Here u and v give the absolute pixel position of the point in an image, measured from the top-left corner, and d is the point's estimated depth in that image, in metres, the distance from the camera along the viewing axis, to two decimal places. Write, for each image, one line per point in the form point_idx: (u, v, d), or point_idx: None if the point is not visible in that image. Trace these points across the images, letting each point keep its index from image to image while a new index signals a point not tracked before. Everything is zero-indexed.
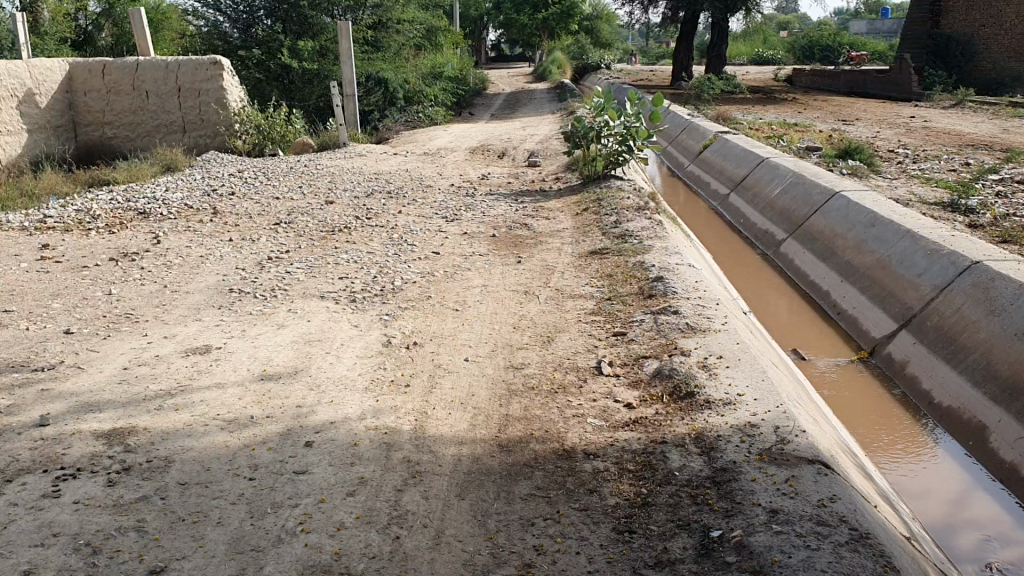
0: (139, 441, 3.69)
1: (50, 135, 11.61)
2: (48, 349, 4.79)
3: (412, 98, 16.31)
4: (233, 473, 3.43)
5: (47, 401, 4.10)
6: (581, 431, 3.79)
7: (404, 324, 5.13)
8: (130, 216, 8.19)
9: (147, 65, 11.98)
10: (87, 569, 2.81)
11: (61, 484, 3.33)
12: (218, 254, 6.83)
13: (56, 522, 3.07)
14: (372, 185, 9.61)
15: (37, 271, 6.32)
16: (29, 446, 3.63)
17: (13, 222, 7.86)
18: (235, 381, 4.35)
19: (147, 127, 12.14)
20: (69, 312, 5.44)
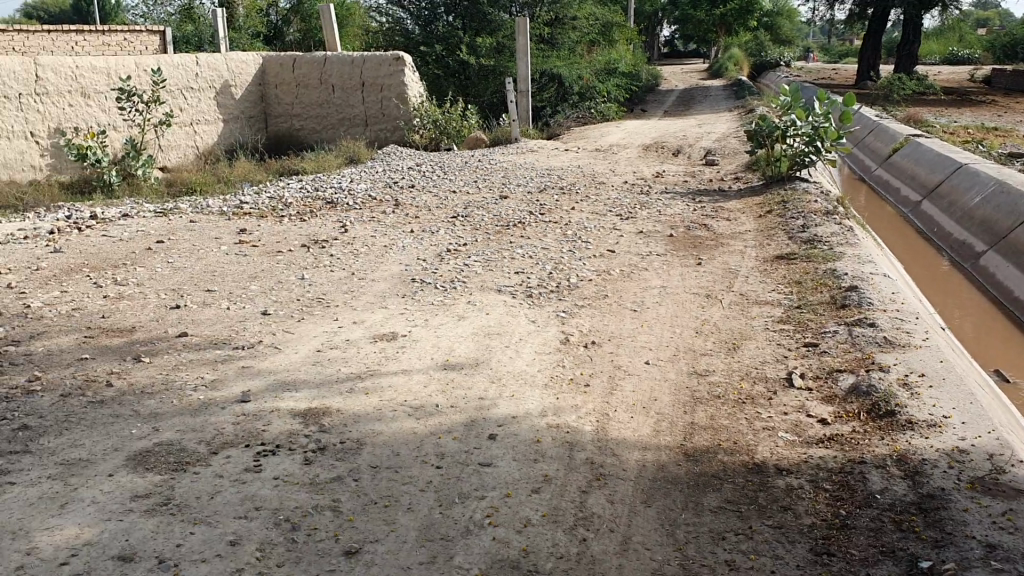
0: (333, 422, 3.81)
1: (245, 126, 12.31)
2: (246, 329, 5.04)
3: (585, 93, 16.16)
4: (421, 460, 3.48)
5: (246, 378, 4.31)
6: (771, 445, 3.64)
7: (581, 323, 5.09)
8: (318, 205, 8.56)
9: (334, 61, 12.42)
10: (287, 545, 2.92)
11: (262, 459, 3.48)
12: (399, 244, 7.03)
13: (258, 496, 3.21)
14: (546, 180, 9.64)
15: (236, 254, 6.69)
16: (234, 420, 3.82)
17: (213, 208, 8.35)
18: (420, 369, 4.44)
19: (332, 121, 12.62)
20: (265, 294, 5.72)
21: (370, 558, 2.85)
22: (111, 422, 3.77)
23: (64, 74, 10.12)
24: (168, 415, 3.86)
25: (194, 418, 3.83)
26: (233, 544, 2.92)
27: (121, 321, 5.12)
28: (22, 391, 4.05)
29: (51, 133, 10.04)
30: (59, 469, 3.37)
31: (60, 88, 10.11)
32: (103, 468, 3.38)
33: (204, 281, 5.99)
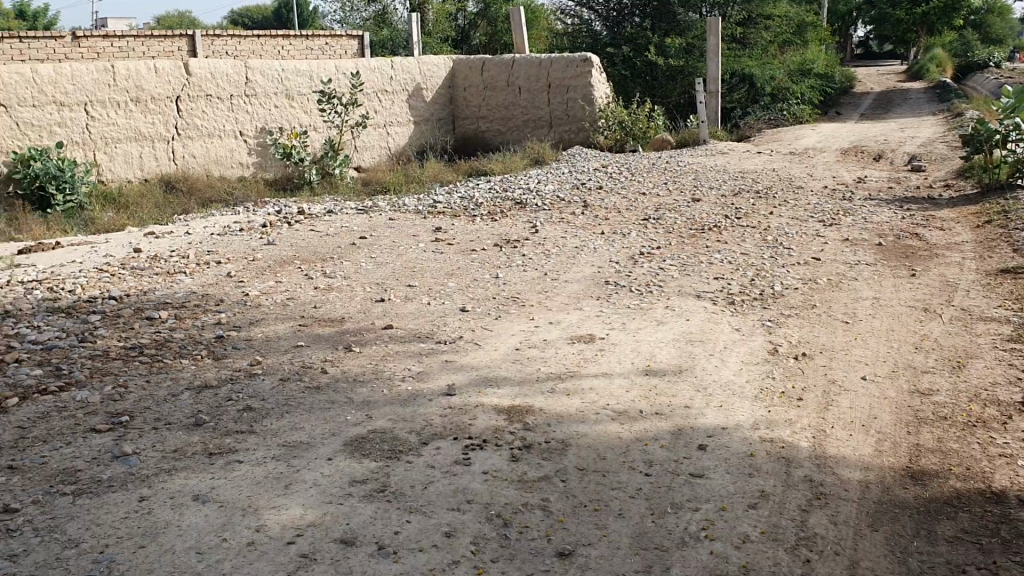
0: (537, 421, 3.81)
1: (435, 127, 12.61)
2: (448, 324, 5.14)
3: (778, 94, 15.26)
4: (629, 466, 3.42)
5: (450, 372, 4.39)
6: (1010, 473, 3.35)
7: (789, 333, 4.89)
8: (509, 205, 8.65)
9: (523, 62, 12.35)
10: (500, 541, 2.93)
11: (470, 453, 3.51)
12: (591, 246, 6.99)
13: (469, 489, 3.24)
14: (739, 184, 9.36)
15: (432, 251, 6.85)
16: (441, 412, 3.88)
17: (409, 206, 8.61)
18: (621, 372, 4.38)
19: (517, 122, 12.51)
20: (463, 292, 5.82)
21: (584, 562, 2.82)
22: (327, 408, 3.91)
23: (272, 77, 10.66)
24: (378, 403, 3.97)
25: (404, 408, 3.92)
26: (448, 536, 2.95)
27: (330, 312, 5.32)
28: (245, 374, 4.26)
29: (258, 132, 10.64)
30: (282, 450, 3.50)
31: (267, 90, 10.64)
32: (322, 452, 3.49)
33: (405, 276, 6.16)
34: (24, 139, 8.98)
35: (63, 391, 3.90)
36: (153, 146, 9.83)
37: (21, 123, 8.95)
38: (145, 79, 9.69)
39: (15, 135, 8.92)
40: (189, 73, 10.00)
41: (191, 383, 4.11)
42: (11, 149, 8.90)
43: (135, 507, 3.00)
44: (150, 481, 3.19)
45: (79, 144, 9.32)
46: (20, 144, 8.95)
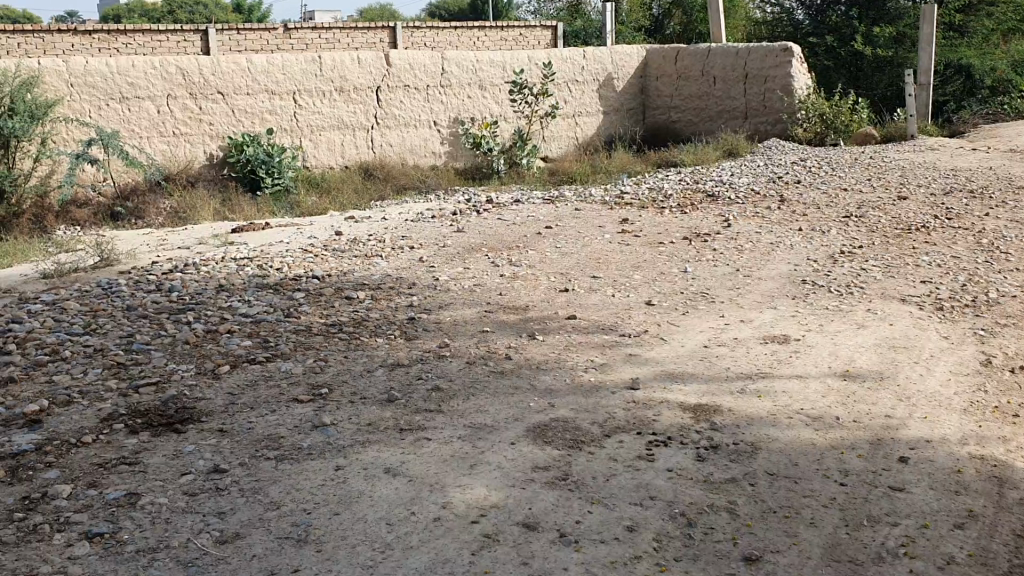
0: (725, 422, 3.71)
1: (625, 118, 12.40)
2: (633, 317, 5.09)
3: (998, 88, 13.86)
4: (822, 474, 3.27)
5: (635, 365, 4.34)
6: None
7: (1005, 344, 4.53)
8: (700, 198, 8.48)
9: (719, 51, 11.75)
10: (685, 540, 2.87)
11: (655, 449, 3.46)
12: (786, 243, 6.73)
13: (653, 485, 3.19)
14: (950, 182, 8.77)
15: (620, 242, 6.81)
16: (624, 406, 3.84)
17: (597, 197, 8.60)
18: (816, 375, 4.20)
19: (710, 113, 11.92)
20: (650, 285, 5.75)
21: (772, 570, 2.72)
22: (512, 393, 3.96)
23: (466, 68, 10.82)
24: (563, 392, 3.99)
25: (588, 399, 3.92)
26: (631, 530, 2.92)
27: (516, 300, 5.40)
28: (434, 355, 4.38)
29: (452, 122, 10.80)
30: (467, 431, 3.56)
31: (461, 81, 10.81)
32: (507, 436, 3.53)
33: (592, 267, 6.16)
34: (239, 125, 9.63)
35: (269, 361, 4.14)
36: (353, 135, 10.28)
37: (237, 111, 9.60)
38: (348, 69, 10.13)
39: (231, 122, 9.59)
40: (389, 64, 10.36)
41: (385, 360, 4.26)
42: (228, 135, 9.57)
43: (330, 476, 3.13)
44: (345, 452, 3.31)
45: (287, 131, 9.90)
46: (236, 131, 9.61)
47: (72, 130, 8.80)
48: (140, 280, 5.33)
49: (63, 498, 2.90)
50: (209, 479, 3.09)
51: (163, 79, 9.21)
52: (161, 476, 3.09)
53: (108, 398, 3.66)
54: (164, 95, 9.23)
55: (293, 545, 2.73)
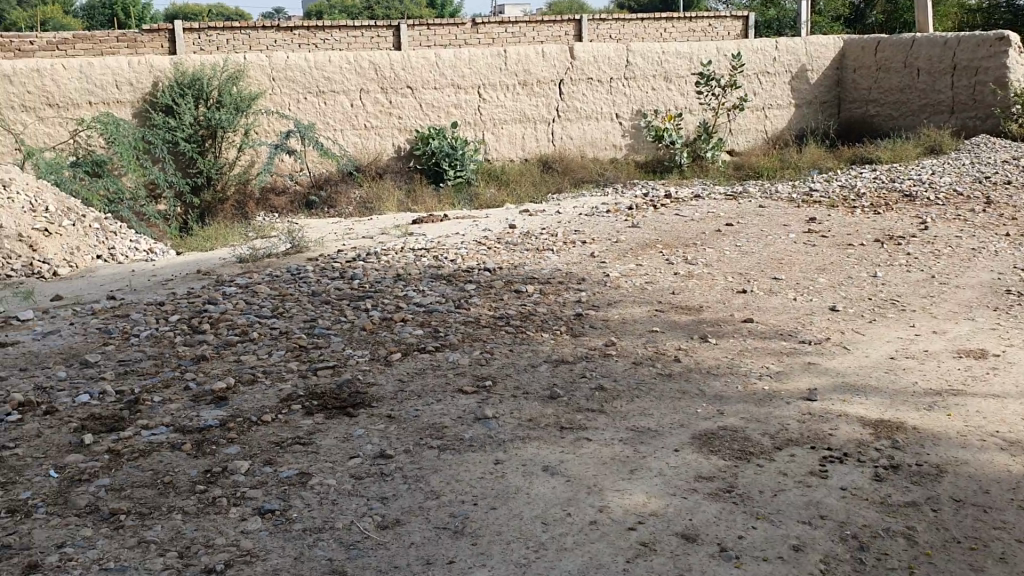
0: (908, 441, 3.46)
1: (819, 111, 11.62)
2: (814, 324, 4.85)
3: None
4: (1017, 505, 3.00)
5: (812, 375, 4.13)
6: None
7: None
8: (895, 198, 7.99)
9: (924, 41, 10.76)
10: (856, 565, 2.69)
11: (828, 466, 3.26)
12: (991, 249, 6.22)
13: (824, 504, 3.00)
14: None
15: (805, 243, 6.51)
16: (797, 418, 3.66)
17: (783, 194, 8.26)
18: (1016, 396, 3.85)
19: (912, 107, 10.96)
20: (834, 289, 5.46)
21: None
22: (678, 397, 3.85)
23: (652, 60, 10.50)
24: (732, 399, 3.85)
25: (759, 408, 3.76)
26: (797, 549, 2.75)
27: (690, 299, 5.26)
28: (601, 353, 4.33)
29: (634, 115, 10.60)
30: (630, 435, 3.47)
31: (646, 73, 10.52)
32: (670, 442, 3.42)
33: (773, 268, 5.92)
34: (426, 119, 9.87)
35: (438, 351, 4.20)
36: (535, 128, 10.30)
37: (424, 104, 9.85)
38: (533, 63, 10.11)
39: (419, 115, 9.84)
40: (573, 57, 10.24)
41: (550, 357, 4.25)
42: (415, 129, 9.85)
43: (490, 470, 3.11)
44: (506, 447, 3.28)
45: (471, 125, 10.06)
46: (423, 124, 9.86)
47: (273, 122, 9.26)
48: (324, 268, 5.57)
49: (241, 474, 2.95)
50: (376, 464, 3.09)
51: (357, 74, 9.53)
52: (331, 457, 3.11)
53: (288, 379, 3.76)
54: (358, 89, 9.55)
55: (451, 536, 2.70)
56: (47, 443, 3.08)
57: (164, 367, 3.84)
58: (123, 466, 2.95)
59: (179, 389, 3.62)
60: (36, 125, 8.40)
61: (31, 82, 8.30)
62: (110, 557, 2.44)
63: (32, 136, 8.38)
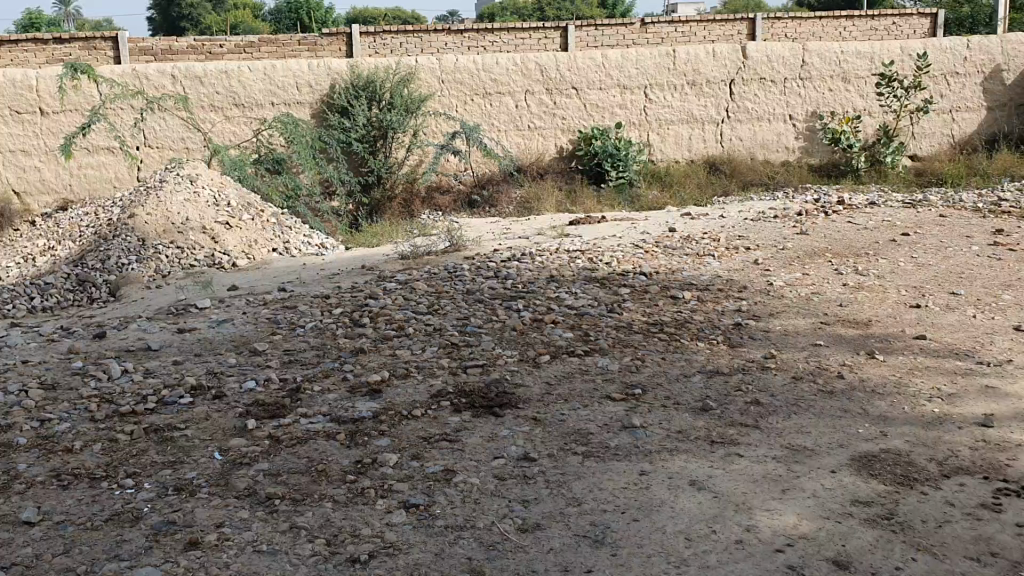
0: None
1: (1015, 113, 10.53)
2: (994, 343, 4.51)
3: None
4: None
5: (989, 399, 3.84)
6: None
7: None
8: None
9: None
10: None
11: (1002, 499, 3.01)
12: None
13: (995, 540, 2.77)
14: None
15: (989, 257, 6.08)
16: (970, 445, 3.41)
17: (967, 203, 7.77)
18: None
19: None
20: (1020, 307, 5.06)
21: None
22: (838, 416, 3.67)
23: (830, 59, 10.06)
24: (899, 421, 3.62)
25: (927, 432, 3.52)
26: None
27: (858, 313, 5.00)
28: (757, 366, 4.18)
29: (809, 116, 10.18)
30: (784, 453, 3.32)
31: (823, 73, 10.09)
32: (827, 462, 3.25)
33: (951, 282, 5.56)
34: (590, 119, 9.81)
35: (588, 355, 4.18)
36: (703, 129, 10.05)
37: (589, 105, 9.79)
38: (703, 63, 9.87)
39: (584, 115, 9.79)
40: (745, 57, 9.93)
41: (704, 367, 4.14)
42: (579, 129, 9.80)
43: (634, 480, 3.03)
44: (652, 457, 3.21)
45: (636, 125, 9.92)
46: (587, 125, 9.80)
47: (440, 123, 9.46)
48: (481, 266, 5.65)
49: (389, 466, 3.02)
50: (519, 466, 3.09)
51: (524, 75, 9.58)
52: (476, 456, 3.14)
53: (439, 375, 3.84)
54: (523, 90, 9.62)
55: (591, 545, 2.64)
56: (214, 426, 3.27)
57: (324, 358, 4.00)
58: (281, 452, 3.09)
59: (337, 379, 3.75)
60: (224, 124, 8.92)
61: (219, 83, 8.81)
62: (264, 540, 2.54)
63: (219, 134, 8.91)
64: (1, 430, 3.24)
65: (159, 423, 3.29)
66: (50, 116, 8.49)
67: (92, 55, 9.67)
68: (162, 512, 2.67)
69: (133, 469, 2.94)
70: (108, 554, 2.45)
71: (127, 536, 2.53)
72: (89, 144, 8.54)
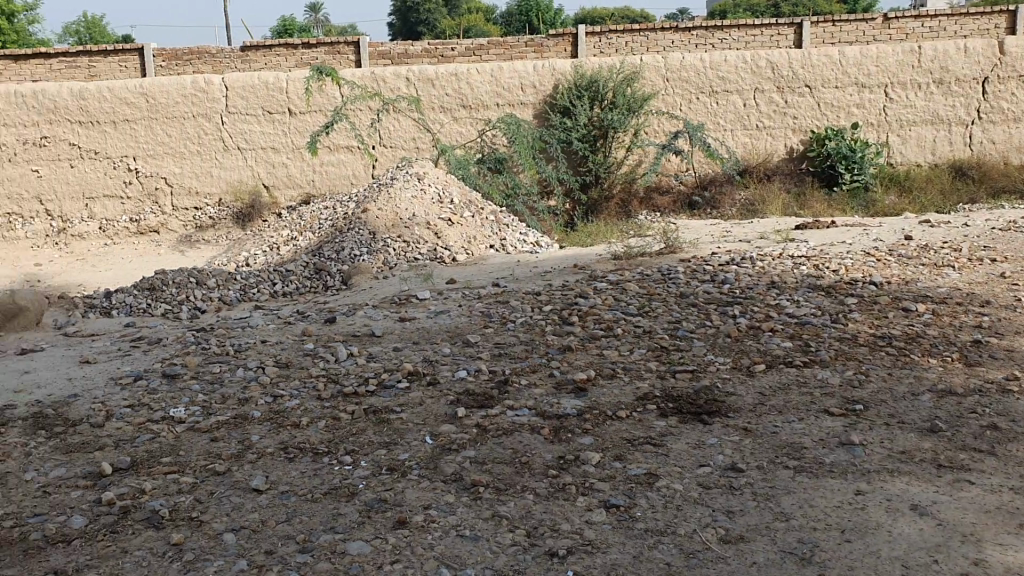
0: None
1: None
2: None
3: None
4: None
5: None
6: None
7: None
8: None
9: None
10: None
11: None
12: None
13: None
14: None
15: None
16: None
17: None
18: None
19: None
20: None
21: None
22: None
23: None
24: None
25: None
26: None
27: None
28: (998, 388, 3.82)
29: None
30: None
31: None
32: None
33: None
34: (824, 119, 9.34)
35: (806, 367, 3.98)
36: (949, 130, 9.32)
37: (822, 104, 9.31)
38: (952, 59, 9.17)
39: (816, 115, 9.33)
40: (1002, 53, 9.15)
41: (935, 386, 3.83)
42: (811, 129, 9.35)
43: (849, 499, 2.82)
44: (870, 478, 2.98)
45: (874, 126, 9.34)
46: (820, 124, 9.34)
47: (663, 123, 9.29)
48: (697, 269, 5.53)
49: (592, 464, 2.98)
50: (725, 476, 2.96)
51: (752, 73, 9.23)
52: (681, 462, 3.04)
53: (646, 378, 3.78)
54: (752, 88, 9.25)
55: (796, 562, 2.48)
56: (426, 412, 3.40)
57: (534, 353, 4.05)
58: (488, 441, 3.15)
59: (545, 375, 3.78)
60: (451, 125, 9.25)
61: (449, 85, 9.15)
62: (467, 525, 2.60)
63: (447, 134, 9.25)
64: (240, 403, 3.53)
65: (377, 405, 3.47)
66: (297, 117, 9.13)
67: (335, 58, 10.11)
68: (375, 490, 2.81)
69: (351, 447, 3.12)
70: (324, 526, 2.61)
71: (342, 510, 2.69)
72: (330, 143, 9.12)
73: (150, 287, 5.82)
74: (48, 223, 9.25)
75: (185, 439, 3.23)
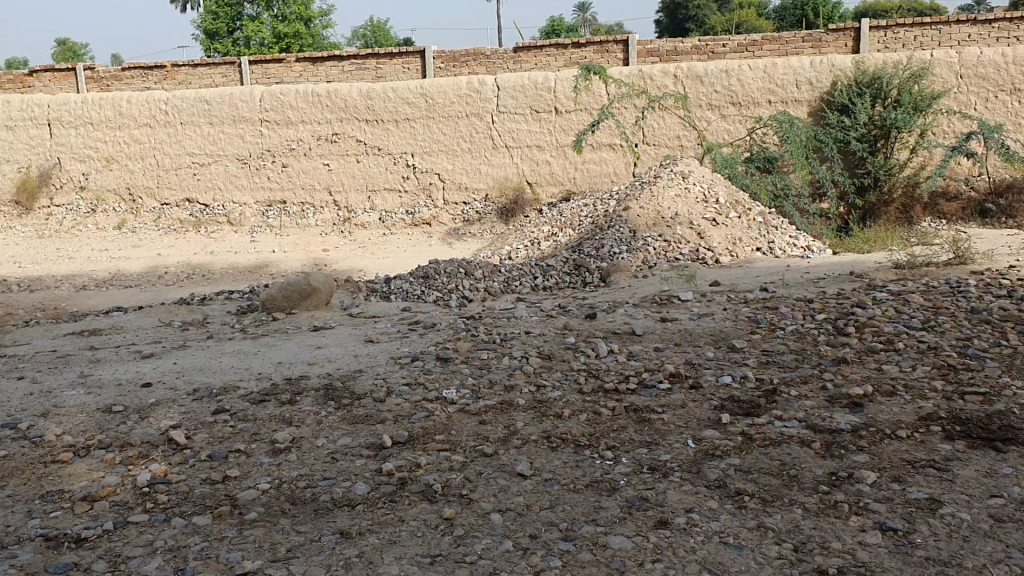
0: None
1: None
2: None
3: None
4: None
5: None
6: None
7: None
8: None
9: None
10: None
11: None
12: None
13: None
14: None
15: None
16: None
17: None
18: None
19: None
20: None
21: None
22: None
23: None
24: None
25: None
26: None
27: None
28: None
29: None
30: None
31: None
32: None
33: None
34: None
35: None
36: None
37: None
38: None
39: None
40: None
41: None
42: None
43: None
44: None
45: None
46: None
47: (954, 123, 8.57)
48: (991, 283, 5.06)
49: (867, 484, 2.79)
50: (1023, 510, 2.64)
51: None
52: (969, 490, 2.75)
53: (931, 397, 3.46)
54: None
55: None
56: (690, 415, 3.36)
57: (804, 363, 3.88)
58: (754, 450, 3.05)
59: (816, 387, 3.60)
60: (719, 122, 9.05)
61: (719, 82, 8.96)
62: (730, 533, 2.53)
63: (714, 132, 9.06)
64: (506, 390, 3.67)
65: (639, 404, 3.47)
66: (564, 115, 9.32)
67: (603, 57, 10.22)
68: (636, 487, 2.81)
69: (613, 442, 3.14)
70: (587, 517, 2.65)
71: (604, 504, 2.72)
72: (595, 142, 9.23)
73: (424, 275, 6.21)
74: (335, 212, 10.05)
75: (456, 420, 3.39)
